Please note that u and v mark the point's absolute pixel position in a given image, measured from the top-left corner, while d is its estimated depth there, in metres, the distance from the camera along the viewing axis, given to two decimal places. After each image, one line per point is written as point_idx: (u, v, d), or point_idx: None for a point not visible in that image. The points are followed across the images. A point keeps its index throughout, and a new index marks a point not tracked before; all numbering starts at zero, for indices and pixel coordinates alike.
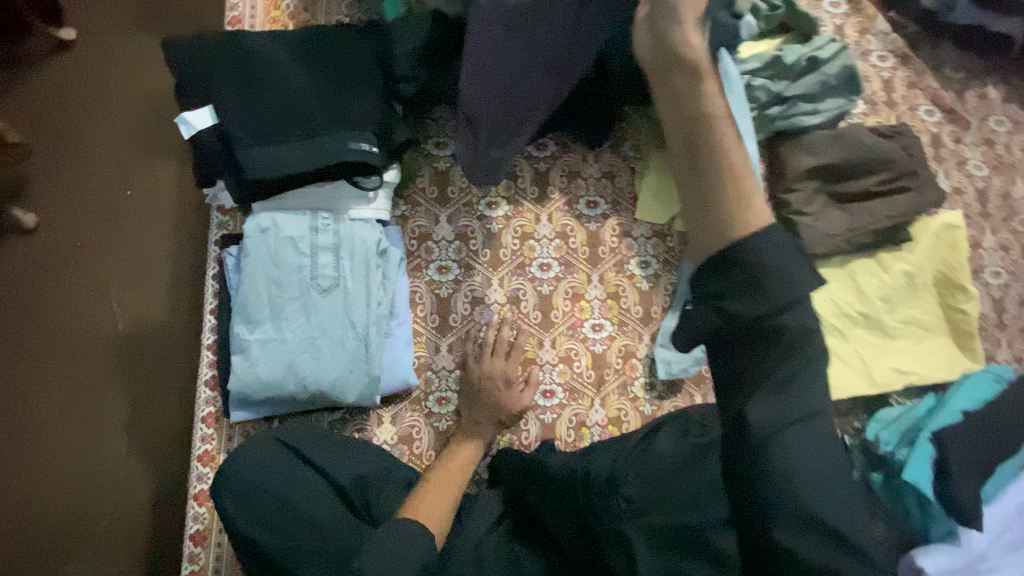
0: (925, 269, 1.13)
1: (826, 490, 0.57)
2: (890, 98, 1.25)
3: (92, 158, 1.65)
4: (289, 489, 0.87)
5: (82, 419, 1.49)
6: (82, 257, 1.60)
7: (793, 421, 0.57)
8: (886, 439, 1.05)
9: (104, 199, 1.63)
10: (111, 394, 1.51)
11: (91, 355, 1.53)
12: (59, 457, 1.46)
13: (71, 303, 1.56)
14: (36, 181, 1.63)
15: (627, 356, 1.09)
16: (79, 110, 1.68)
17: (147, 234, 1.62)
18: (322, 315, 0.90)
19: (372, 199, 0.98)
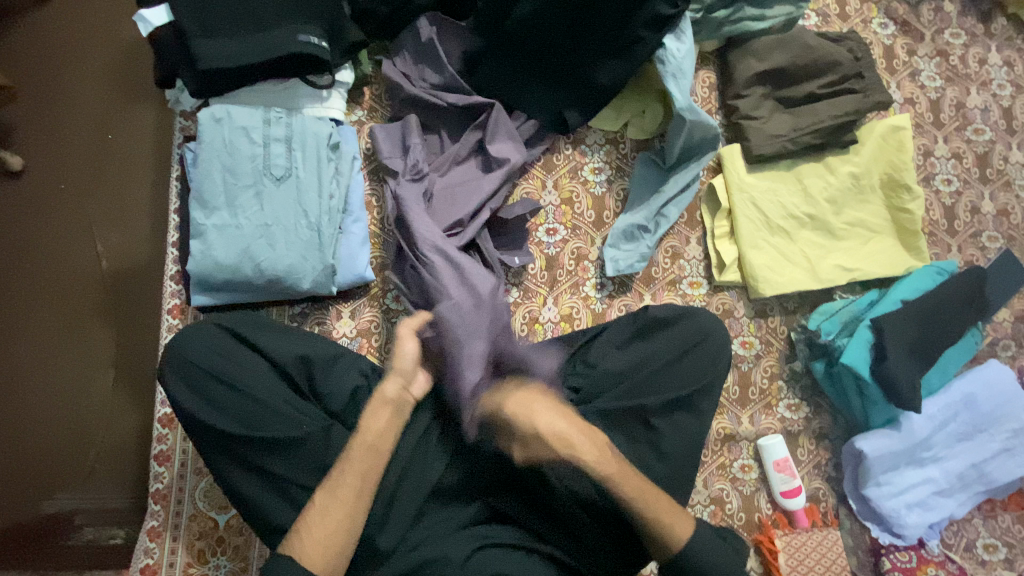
0: (871, 171, 1.15)
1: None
2: (843, 11, 1.27)
3: (72, 101, 1.69)
4: (228, 367, 0.89)
5: (67, 349, 1.54)
6: (67, 197, 1.64)
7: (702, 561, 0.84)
8: (827, 329, 1.09)
9: (85, 141, 1.67)
10: (95, 326, 1.56)
11: (76, 290, 1.58)
12: (44, 384, 1.51)
13: (55, 241, 1.61)
14: (19, 124, 1.67)
15: (580, 259, 1.13)
16: (58, 55, 1.71)
17: (128, 173, 1.66)
18: (276, 203, 0.94)
19: (325, 98, 1.02)
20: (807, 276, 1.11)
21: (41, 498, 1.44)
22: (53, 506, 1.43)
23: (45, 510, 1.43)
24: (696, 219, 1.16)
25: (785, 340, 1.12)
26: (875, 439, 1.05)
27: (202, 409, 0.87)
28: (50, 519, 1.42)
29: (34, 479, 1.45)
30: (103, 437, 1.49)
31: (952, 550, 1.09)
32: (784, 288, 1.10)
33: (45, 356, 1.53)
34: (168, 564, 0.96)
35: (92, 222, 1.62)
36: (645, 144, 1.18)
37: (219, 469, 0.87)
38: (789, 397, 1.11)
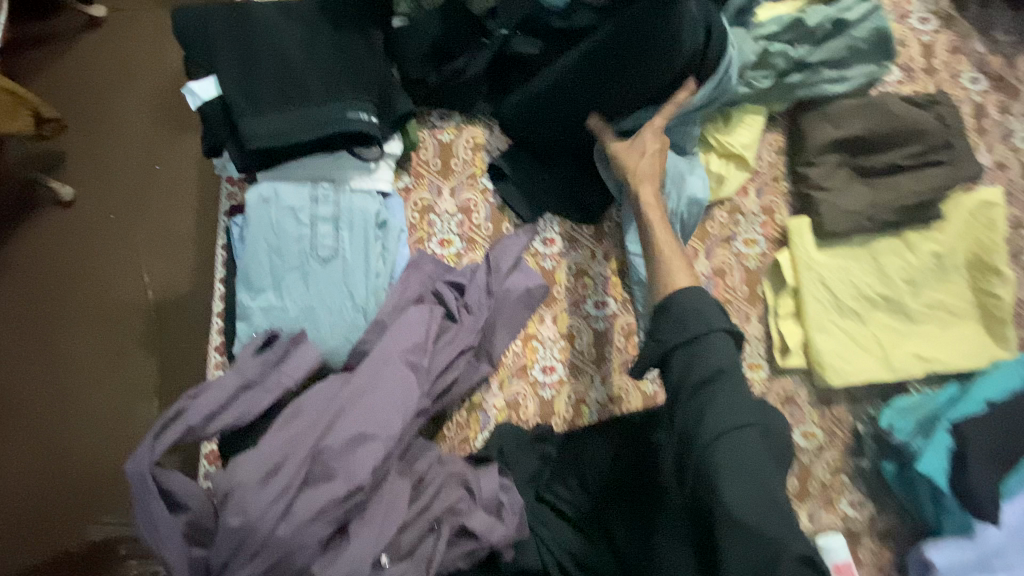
0: (955, 250, 1.05)
1: (729, 474, 0.66)
2: (929, 64, 1.16)
3: (122, 132, 1.71)
4: None
5: (115, 380, 1.57)
6: (115, 228, 1.66)
7: (718, 435, 0.68)
8: (900, 427, 1.00)
9: (133, 173, 1.69)
10: (140, 358, 1.58)
11: (123, 322, 1.61)
12: (96, 415, 1.55)
13: (103, 272, 1.63)
14: (72, 155, 1.70)
15: (630, 335, 1.07)
16: (109, 85, 1.73)
17: (173, 205, 1.67)
18: (321, 285, 0.91)
19: (373, 170, 0.98)
20: (878, 364, 1.03)
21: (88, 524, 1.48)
22: (99, 534, 1.47)
23: (92, 538, 1.47)
24: (758, 294, 1.08)
25: (850, 432, 1.05)
26: (947, 549, 0.97)
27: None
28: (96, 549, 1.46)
29: (82, 506, 1.50)
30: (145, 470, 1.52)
31: None
32: (854, 378, 1.02)
33: (95, 387, 1.57)
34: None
35: (140, 256, 1.64)
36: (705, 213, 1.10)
37: None
38: (852, 493, 1.04)
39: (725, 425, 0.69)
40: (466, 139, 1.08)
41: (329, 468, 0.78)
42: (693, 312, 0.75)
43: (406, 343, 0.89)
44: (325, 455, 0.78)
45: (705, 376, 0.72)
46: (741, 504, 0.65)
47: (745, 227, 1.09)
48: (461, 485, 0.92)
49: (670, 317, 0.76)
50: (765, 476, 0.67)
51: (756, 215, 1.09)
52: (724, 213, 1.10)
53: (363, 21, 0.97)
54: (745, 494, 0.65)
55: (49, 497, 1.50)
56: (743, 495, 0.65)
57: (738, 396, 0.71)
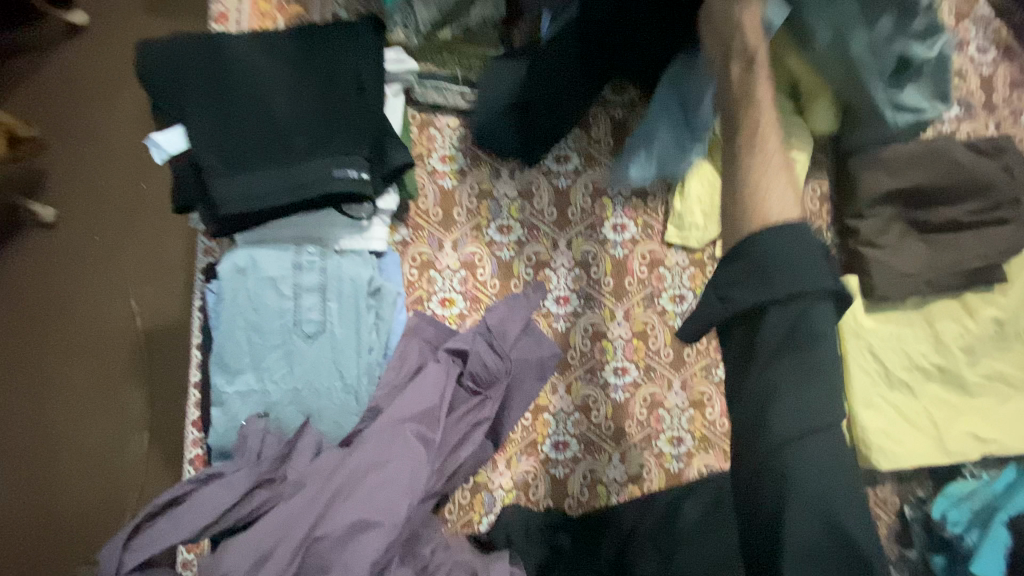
0: (1019, 316, 0.94)
1: (827, 491, 0.51)
2: (989, 100, 1.03)
3: (104, 152, 1.59)
4: None
5: (100, 417, 1.48)
6: (97, 255, 1.55)
7: (813, 428, 0.52)
8: (954, 518, 0.89)
9: (116, 196, 1.58)
10: (128, 393, 1.49)
11: (109, 353, 1.51)
12: (81, 454, 1.47)
13: (85, 300, 1.53)
14: (49, 175, 1.58)
15: (653, 407, 0.96)
16: (89, 101, 1.61)
17: (160, 232, 1.57)
18: (306, 363, 0.81)
19: (366, 228, 0.87)
20: (932, 446, 0.92)
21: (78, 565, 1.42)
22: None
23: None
24: None
25: (896, 515, 0.94)
26: None
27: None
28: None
29: (69, 549, 1.43)
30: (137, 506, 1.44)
31: None
32: (906, 461, 0.91)
33: (79, 425, 1.48)
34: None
35: (125, 285, 1.54)
36: None
37: None
38: None
39: (789, 430, 0.52)
40: (470, 185, 0.97)
41: (326, 561, 0.69)
42: (780, 268, 0.52)
43: (415, 411, 0.80)
44: (322, 545, 0.69)
45: (771, 346, 0.53)
46: (802, 534, 0.50)
47: None
48: (468, 571, 0.78)
49: (750, 269, 0.53)
50: (835, 493, 0.51)
51: None
52: None
53: (352, 56, 0.85)
54: (811, 525, 0.50)
55: (33, 540, 1.42)
56: (809, 522, 0.50)
57: (816, 386, 0.53)
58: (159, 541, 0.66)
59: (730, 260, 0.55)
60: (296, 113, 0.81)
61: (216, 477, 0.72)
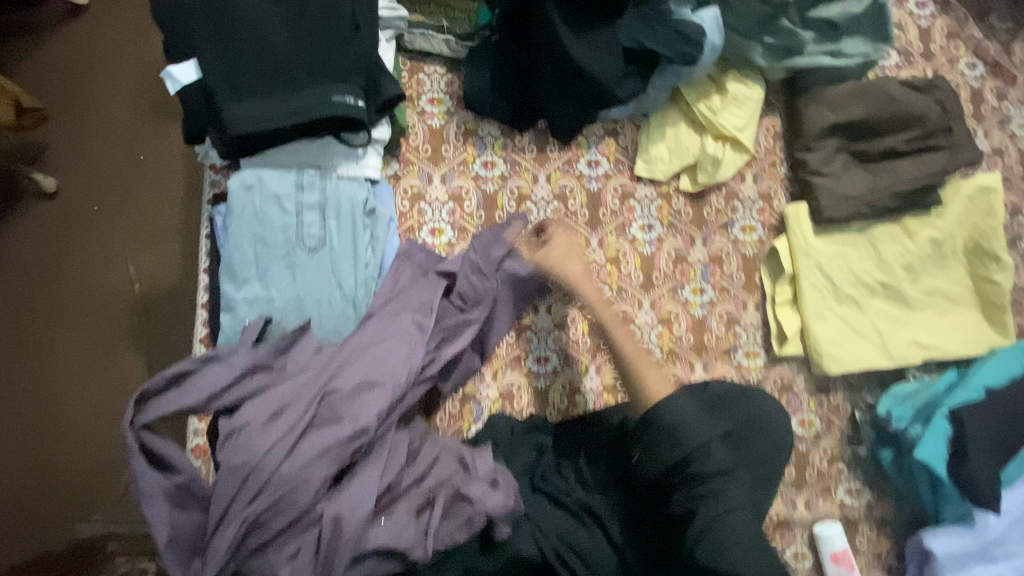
0: (954, 236, 1.04)
1: (746, 552, 0.74)
2: (927, 49, 1.14)
3: (103, 125, 1.66)
4: None
5: (98, 372, 1.54)
6: (97, 223, 1.61)
7: (727, 507, 0.77)
8: (898, 414, 0.99)
9: (115, 165, 1.64)
10: (124, 351, 1.54)
11: (108, 317, 1.56)
12: (80, 409, 1.51)
13: (85, 266, 1.59)
14: (50, 148, 1.64)
15: (625, 324, 1.05)
16: (88, 77, 1.67)
17: (156, 199, 1.62)
18: (308, 274, 0.89)
19: (361, 156, 0.95)
20: (877, 352, 1.02)
21: (73, 522, 1.45)
22: (86, 531, 1.45)
23: (77, 535, 1.44)
24: (754, 282, 1.07)
25: (847, 419, 1.04)
26: (945, 537, 0.96)
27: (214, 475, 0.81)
28: (80, 547, 1.43)
29: (66, 500, 1.47)
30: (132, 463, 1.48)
31: None
32: (853, 366, 1.01)
33: (78, 378, 1.53)
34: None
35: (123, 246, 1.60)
36: (701, 199, 1.08)
37: None
38: (849, 480, 1.03)
39: (700, 436, 0.81)
40: (457, 124, 1.05)
41: (338, 411, 0.78)
42: (684, 425, 0.82)
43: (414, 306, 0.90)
44: (334, 397, 0.79)
45: (690, 467, 0.80)
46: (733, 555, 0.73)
47: (742, 213, 1.08)
48: (457, 458, 0.87)
49: (663, 431, 0.81)
50: (749, 555, 0.74)
51: (753, 201, 1.08)
52: (720, 199, 1.08)
53: None
54: (753, 561, 0.73)
55: (31, 494, 1.46)
56: (736, 561, 0.73)
57: (748, 529, 0.76)
58: (165, 406, 0.74)
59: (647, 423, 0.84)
60: (296, 45, 0.88)
61: (215, 359, 0.79)
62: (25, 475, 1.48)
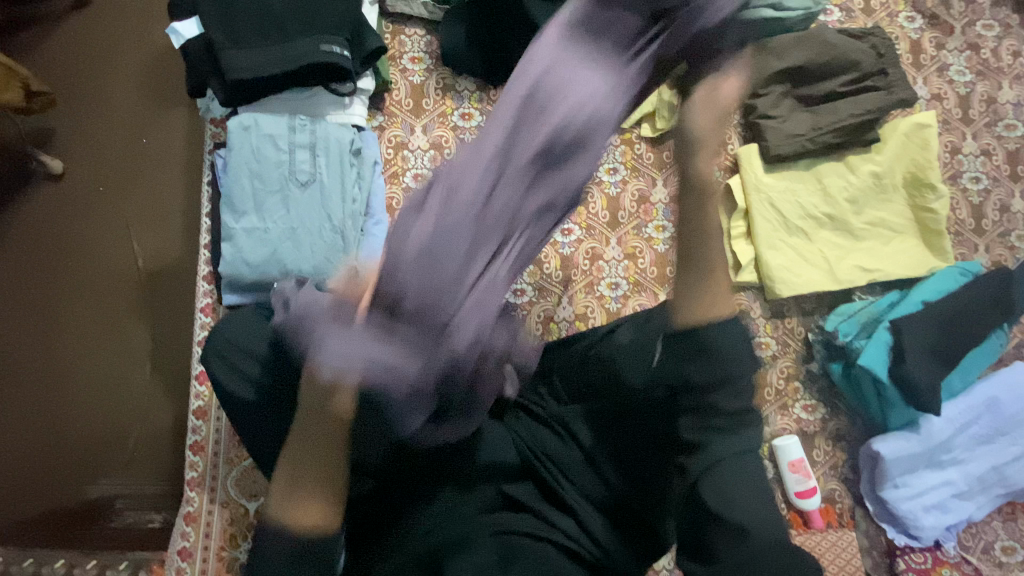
0: (893, 170, 1.13)
1: (747, 496, 0.65)
2: (867, 6, 1.24)
3: (102, 104, 1.54)
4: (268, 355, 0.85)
5: (108, 351, 1.37)
6: (102, 199, 1.48)
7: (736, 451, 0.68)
8: (845, 329, 1.09)
9: (117, 143, 1.51)
10: (134, 324, 1.39)
11: (112, 287, 1.41)
12: (87, 382, 1.35)
13: (90, 237, 1.45)
14: (99, 126, 1.52)
15: (594, 258, 1.14)
16: (89, 59, 1.57)
17: (159, 175, 1.50)
18: (300, 206, 0.99)
19: (347, 105, 1.05)
20: (825, 277, 1.11)
21: (84, 483, 1.28)
22: (95, 493, 1.28)
23: (87, 497, 1.27)
24: (712, 218, 1.16)
25: (801, 340, 1.12)
26: (891, 441, 1.04)
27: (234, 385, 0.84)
28: (91, 508, 1.26)
29: (76, 460, 1.30)
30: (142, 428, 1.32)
31: (969, 552, 1.05)
32: (804, 290, 1.10)
33: (85, 360, 1.37)
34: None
35: (130, 219, 1.46)
36: (661, 143, 1.18)
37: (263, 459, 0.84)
38: (806, 397, 1.11)
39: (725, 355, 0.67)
40: (435, 80, 1.15)
41: (552, 193, 0.64)
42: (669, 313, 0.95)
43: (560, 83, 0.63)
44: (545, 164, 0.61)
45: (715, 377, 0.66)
46: (750, 529, 0.63)
47: None
48: None
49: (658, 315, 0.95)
50: (756, 502, 0.65)
51: None
52: (679, 143, 1.18)
53: None
54: (743, 514, 0.64)
55: (31, 460, 1.30)
56: (751, 525, 0.63)
57: (749, 468, 0.67)
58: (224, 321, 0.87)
59: (680, 336, 0.69)
60: (288, 4, 0.99)
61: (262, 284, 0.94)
62: (27, 442, 1.31)
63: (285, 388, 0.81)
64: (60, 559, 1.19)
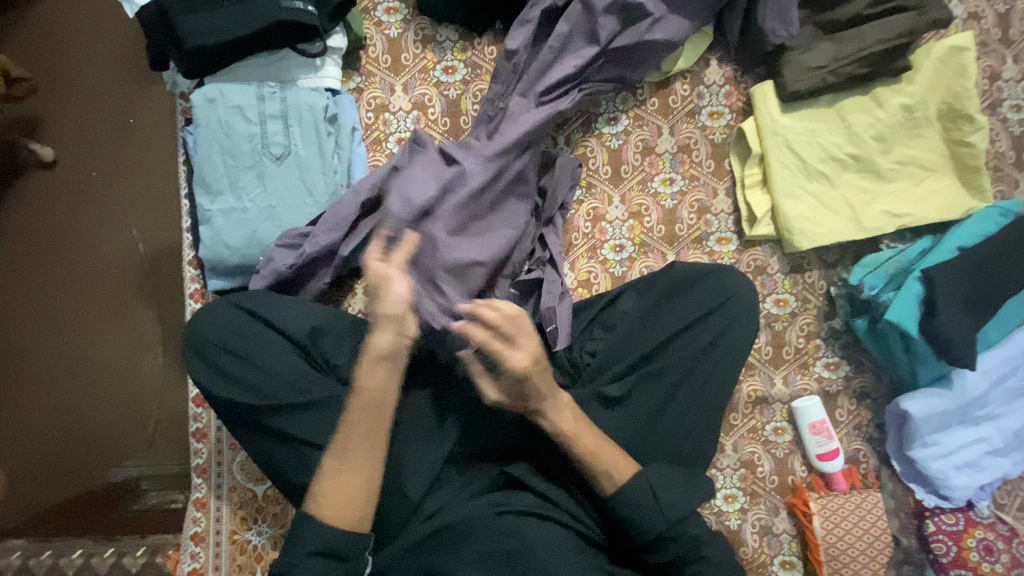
0: (927, 101, 1.01)
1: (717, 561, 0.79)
2: None
3: (74, 81, 1.33)
4: (242, 343, 0.84)
5: (116, 338, 1.29)
6: (92, 191, 1.31)
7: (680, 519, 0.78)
8: (872, 282, 1.00)
9: (111, 133, 1.32)
10: (139, 313, 1.29)
11: (110, 274, 1.30)
12: (96, 372, 1.28)
13: (84, 223, 1.31)
14: (75, 105, 1.32)
15: (596, 220, 1.05)
16: (45, 27, 1.34)
17: (152, 159, 1.31)
18: (276, 181, 0.93)
19: (319, 67, 0.97)
20: (850, 225, 1.01)
21: (107, 466, 1.25)
22: (121, 475, 1.25)
23: (112, 479, 1.25)
24: (724, 168, 1.07)
25: (822, 296, 1.05)
26: (922, 399, 0.96)
27: (219, 385, 0.83)
28: (117, 491, 1.24)
29: (98, 443, 1.27)
30: (159, 411, 1.28)
31: (1003, 510, 1.00)
32: (826, 240, 1.01)
33: (99, 355, 1.29)
34: (214, 567, 1.01)
35: (126, 207, 1.31)
36: (667, 86, 1.07)
37: (261, 448, 0.83)
38: (828, 354, 1.04)
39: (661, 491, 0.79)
40: (414, 32, 1.05)
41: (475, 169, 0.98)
42: (688, 295, 0.93)
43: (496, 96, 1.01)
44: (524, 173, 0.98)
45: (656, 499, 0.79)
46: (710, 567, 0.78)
47: (708, 99, 1.07)
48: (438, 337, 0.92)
49: (667, 293, 0.93)
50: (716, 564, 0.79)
51: (719, 86, 1.07)
52: (686, 86, 1.07)
53: None
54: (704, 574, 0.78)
55: (51, 447, 1.26)
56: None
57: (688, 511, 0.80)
58: (207, 317, 0.85)
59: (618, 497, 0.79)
60: None
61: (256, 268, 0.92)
62: (48, 430, 1.27)
63: (277, 378, 0.83)
64: (79, 550, 1.16)
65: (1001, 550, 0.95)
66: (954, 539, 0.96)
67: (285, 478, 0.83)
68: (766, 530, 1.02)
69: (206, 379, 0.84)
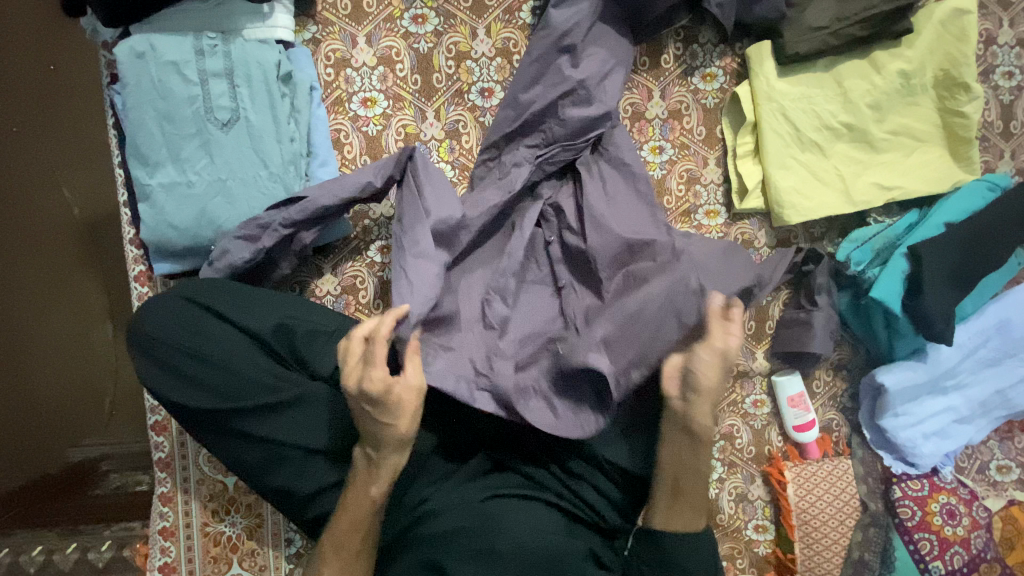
0: (924, 67, 0.97)
1: None
2: None
3: None
4: (193, 341, 0.77)
5: (53, 315, 1.15)
6: None
7: None
8: (857, 258, 0.99)
9: (24, 82, 1.11)
10: (79, 285, 1.16)
11: (35, 243, 1.14)
12: (41, 344, 1.15)
13: None
14: None
15: None
16: None
17: (71, 115, 1.14)
18: (225, 152, 0.82)
19: (268, 15, 0.85)
20: (840, 199, 0.98)
21: (63, 446, 1.14)
22: (81, 455, 1.14)
23: (71, 460, 1.13)
24: (715, 135, 1.01)
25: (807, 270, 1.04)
26: (897, 373, 0.99)
27: (172, 386, 0.76)
28: (78, 473, 1.12)
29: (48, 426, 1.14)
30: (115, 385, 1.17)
31: (964, 473, 1.06)
32: (816, 214, 0.97)
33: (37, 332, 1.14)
34: (187, 560, 0.96)
35: (49, 167, 1.14)
36: (658, 45, 0.99)
37: (229, 450, 0.78)
38: None
39: None
40: None
41: None
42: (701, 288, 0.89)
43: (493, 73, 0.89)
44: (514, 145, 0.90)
45: None
46: None
47: (702, 59, 0.99)
48: None
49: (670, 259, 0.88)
50: None
51: (713, 45, 1.00)
52: (679, 45, 0.99)
53: None
54: None
55: None
56: None
57: None
58: (151, 317, 0.77)
59: None
60: None
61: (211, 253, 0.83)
62: None
63: (243, 376, 0.77)
64: (39, 546, 1.04)
65: (962, 513, 1.00)
66: (919, 504, 1.01)
67: (259, 479, 0.79)
68: (742, 497, 1.04)
69: (160, 383, 0.77)
